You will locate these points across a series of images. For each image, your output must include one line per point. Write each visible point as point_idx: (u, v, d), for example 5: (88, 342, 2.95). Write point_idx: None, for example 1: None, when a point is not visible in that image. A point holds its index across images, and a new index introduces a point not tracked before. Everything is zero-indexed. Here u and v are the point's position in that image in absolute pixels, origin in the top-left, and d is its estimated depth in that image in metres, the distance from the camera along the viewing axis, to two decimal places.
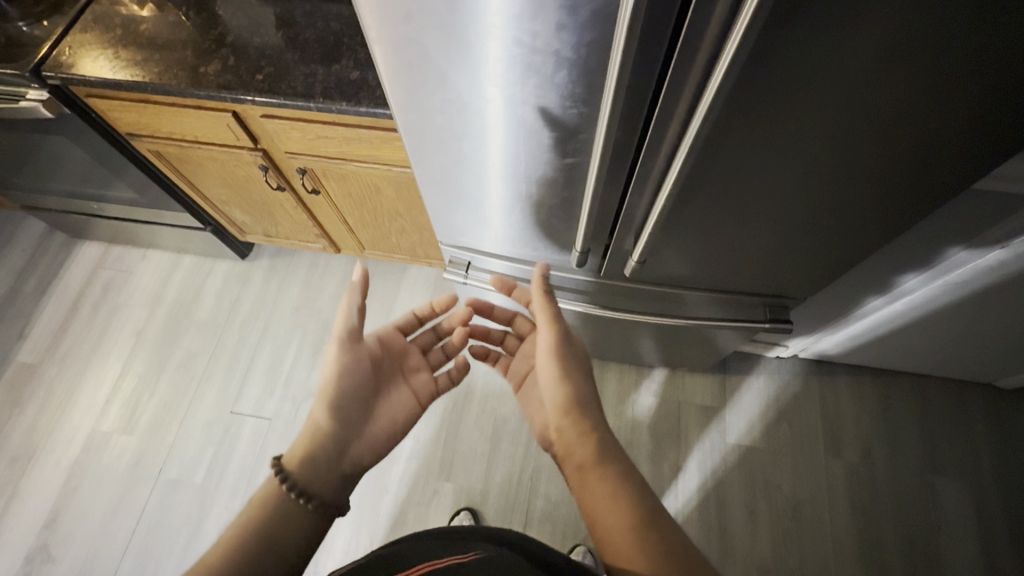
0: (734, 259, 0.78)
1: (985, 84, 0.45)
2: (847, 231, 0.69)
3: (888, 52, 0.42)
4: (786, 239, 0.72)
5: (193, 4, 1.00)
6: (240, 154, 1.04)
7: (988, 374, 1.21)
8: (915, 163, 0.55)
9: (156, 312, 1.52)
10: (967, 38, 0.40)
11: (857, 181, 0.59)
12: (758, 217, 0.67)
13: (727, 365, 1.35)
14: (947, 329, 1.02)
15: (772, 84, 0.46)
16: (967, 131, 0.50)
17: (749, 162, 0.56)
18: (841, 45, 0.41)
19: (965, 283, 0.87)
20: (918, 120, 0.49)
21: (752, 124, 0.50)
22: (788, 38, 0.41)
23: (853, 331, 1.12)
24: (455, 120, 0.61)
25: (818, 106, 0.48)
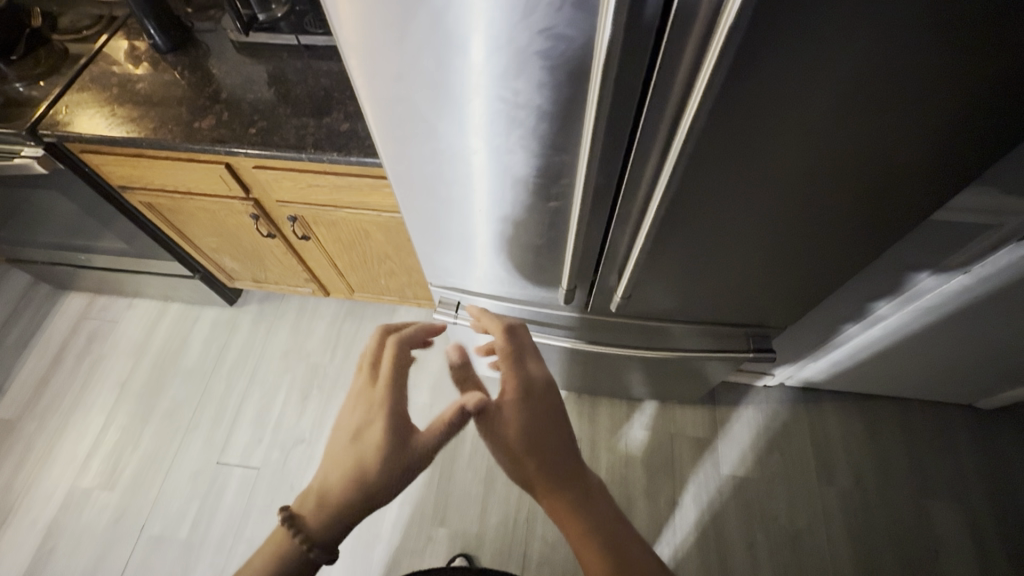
0: (714, 292, 0.81)
1: (934, 121, 0.49)
2: (821, 261, 0.73)
3: (843, 95, 0.46)
4: (764, 271, 0.75)
5: (187, 63, 1.05)
6: (231, 204, 1.07)
7: (968, 396, 1.25)
8: (878, 195, 0.59)
9: (141, 362, 1.49)
10: (907, 87, 0.45)
11: (832, 211, 0.62)
12: (734, 250, 0.70)
13: (716, 396, 1.37)
14: (924, 351, 1.05)
15: (735, 130, 0.50)
16: (920, 166, 0.55)
17: (723, 199, 0.60)
18: (793, 97, 0.46)
19: (935, 307, 0.91)
20: (876, 156, 0.53)
21: (720, 166, 0.54)
22: (745, 90, 0.45)
23: (836, 357, 1.15)
24: (443, 168, 0.64)
25: (781, 148, 0.52)
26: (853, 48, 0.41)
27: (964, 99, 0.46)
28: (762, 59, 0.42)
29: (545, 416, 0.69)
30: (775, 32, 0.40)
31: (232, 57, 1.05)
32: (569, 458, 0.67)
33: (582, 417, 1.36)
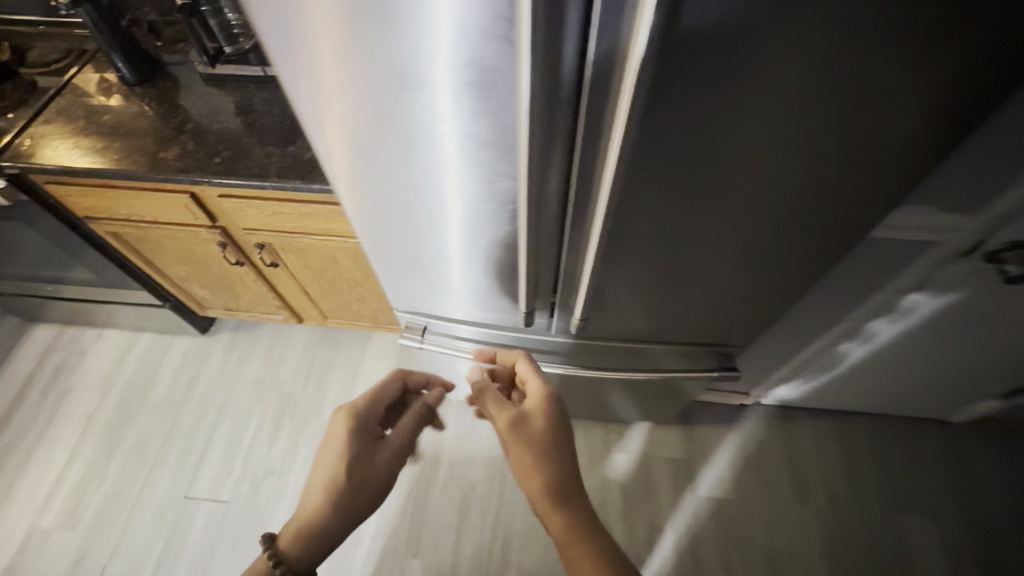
0: (675, 311, 0.82)
1: (858, 136, 0.50)
2: (775, 278, 0.74)
3: (767, 116, 0.47)
4: (721, 289, 0.76)
5: (156, 95, 1.06)
6: (198, 232, 1.07)
7: (940, 410, 1.25)
8: (821, 212, 0.61)
9: (109, 394, 1.46)
10: (832, 110, 0.47)
11: (778, 229, 0.64)
12: (689, 269, 0.71)
13: (692, 416, 1.36)
14: (890, 366, 1.06)
15: (668, 154, 0.51)
16: (856, 182, 0.57)
17: (666, 219, 0.61)
18: (724, 120, 0.48)
19: (894, 323, 0.92)
20: (814, 174, 0.55)
21: (662, 187, 0.56)
22: (669, 116, 0.47)
23: (806, 374, 1.15)
24: (396, 193, 0.65)
25: (720, 169, 0.54)
26: (770, 70, 0.43)
27: (887, 119, 0.48)
28: (678, 86, 0.44)
29: (545, 443, 0.68)
30: (685, 61, 0.42)
31: (201, 89, 1.07)
32: (573, 484, 0.67)
33: None
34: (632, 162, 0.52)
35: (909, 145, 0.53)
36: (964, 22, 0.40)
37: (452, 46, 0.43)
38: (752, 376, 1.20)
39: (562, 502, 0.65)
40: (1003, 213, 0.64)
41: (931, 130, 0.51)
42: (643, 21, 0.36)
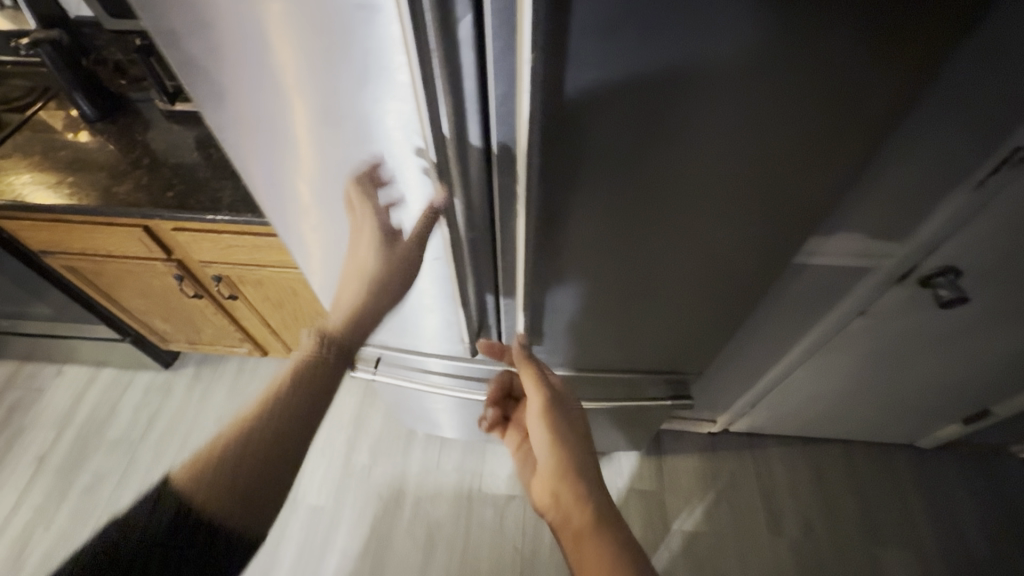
0: (624, 340, 0.82)
1: (766, 166, 0.52)
2: (718, 307, 0.74)
3: (671, 143, 0.48)
4: (666, 318, 0.77)
5: (117, 131, 1.07)
6: (154, 265, 1.06)
7: (907, 435, 1.25)
8: (751, 241, 0.62)
9: (65, 432, 1.42)
10: (737, 144, 0.49)
11: (711, 259, 0.65)
12: (631, 298, 0.72)
13: (663, 446, 1.34)
14: (851, 392, 1.06)
15: (583, 184, 0.53)
16: (780, 212, 0.58)
17: (592, 246, 0.62)
18: (632, 152, 0.49)
19: (849, 350, 0.92)
20: (733, 205, 0.56)
21: (586, 217, 0.57)
22: (578, 148, 0.49)
23: (770, 402, 1.14)
24: (327, 226, 0.65)
25: (640, 201, 0.55)
26: (664, 102, 0.44)
27: (794, 152, 0.50)
28: (579, 118, 0.45)
29: (579, 426, 0.72)
30: (575, 94, 0.43)
31: (161, 125, 1.08)
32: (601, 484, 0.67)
33: None
34: (545, 189, 0.53)
35: (818, 175, 0.54)
36: (842, 57, 0.42)
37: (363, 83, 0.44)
38: (717, 403, 1.19)
39: (591, 490, 0.64)
40: (927, 240, 0.65)
41: (836, 161, 0.52)
42: (525, 60, 0.37)
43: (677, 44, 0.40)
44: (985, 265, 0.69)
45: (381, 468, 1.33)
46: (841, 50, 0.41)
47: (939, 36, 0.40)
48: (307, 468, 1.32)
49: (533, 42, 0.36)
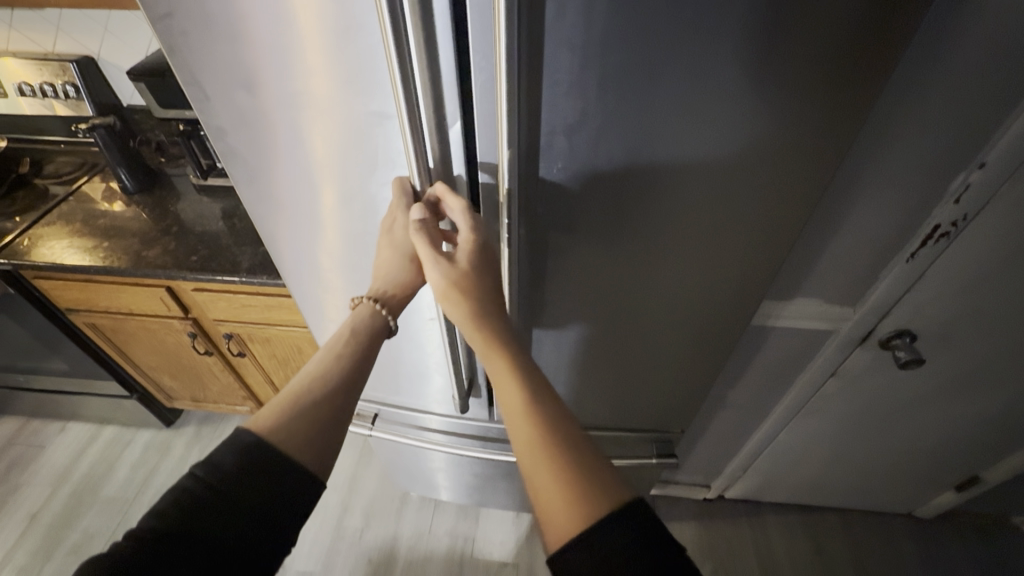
0: (609, 398, 0.86)
1: (722, 239, 0.59)
2: (695, 368, 0.79)
3: (636, 217, 0.56)
4: (647, 377, 0.81)
5: (152, 202, 1.19)
6: (171, 323, 1.13)
7: (904, 503, 1.23)
8: (718, 308, 0.69)
9: (60, 490, 1.42)
10: (692, 224, 0.57)
11: (682, 322, 0.71)
12: (612, 357, 0.77)
13: (658, 513, 1.32)
14: (838, 455, 1.08)
15: (561, 252, 0.60)
16: (740, 283, 0.65)
17: (570, 305, 0.68)
18: (602, 228, 0.57)
19: (830, 413, 0.95)
20: (697, 277, 0.64)
21: (566, 281, 0.64)
22: (555, 222, 0.57)
23: (761, 466, 1.15)
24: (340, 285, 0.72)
25: (612, 269, 0.63)
26: (625, 186, 0.53)
27: (743, 232, 0.58)
28: (553, 196, 0.54)
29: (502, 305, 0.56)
30: (546, 178, 0.52)
31: (192, 197, 1.20)
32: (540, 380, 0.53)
33: (522, 540, 1.29)
34: (523, 256, 0.60)
35: (773, 249, 0.60)
36: (774, 149, 0.49)
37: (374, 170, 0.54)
38: (710, 467, 1.20)
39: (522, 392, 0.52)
40: (876, 304, 0.72)
41: (786, 237, 0.58)
42: (501, 150, 0.47)
43: (632, 140, 0.49)
44: (937, 328, 0.74)
45: (372, 532, 1.31)
46: (769, 147, 0.49)
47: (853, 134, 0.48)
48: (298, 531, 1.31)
49: (507, 138, 0.45)
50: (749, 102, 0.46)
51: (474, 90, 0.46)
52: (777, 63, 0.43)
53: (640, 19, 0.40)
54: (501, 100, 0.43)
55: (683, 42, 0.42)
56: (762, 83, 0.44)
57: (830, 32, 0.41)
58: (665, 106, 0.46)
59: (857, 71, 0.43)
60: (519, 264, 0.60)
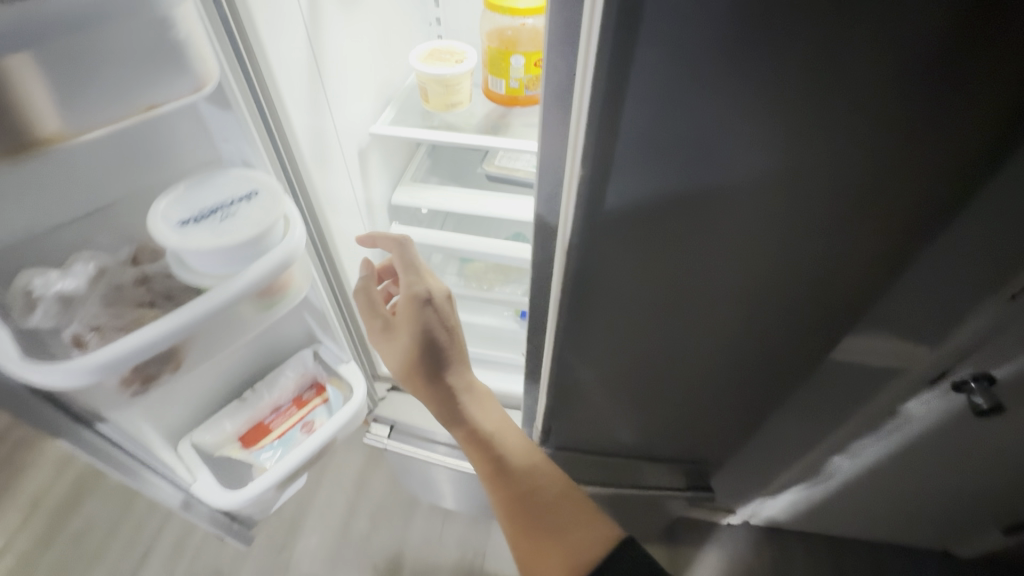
0: (653, 427, 0.78)
1: (777, 287, 0.50)
2: (740, 404, 0.71)
3: (676, 285, 0.52)
4: (685, 409, 0.74)
5: None
6: None
7: (938, 540, 1.17)
8: (765, 351, 0.61)
9: (60, 475, 1.38)
10: (740, 272, 0.49)
11: (722, 360, 0.63)
12: (653, 390, 0.70)
13: (677, 534, 1.27)
14: (878, 489, 1.01)
15: (601, 293, 0.53)
16: (793, 329, 0.56)
17: (612, 350, 0.62)
18: (644, 269, 0.49)
19: (880, 448, 0.88)
20: (742, 320, 0.56)
21: (603, 323, 0.57)
22: (603, 265, 0.49)
23: (793, 494, 1.08)
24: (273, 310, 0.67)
25: (647, 309, 0.55)
26: (672, 228, 0.45)
27: (800, 280, 0.49)
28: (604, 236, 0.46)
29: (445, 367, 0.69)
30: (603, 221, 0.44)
31: None
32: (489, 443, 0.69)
33: None
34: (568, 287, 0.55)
35: (818, 323, 0.56)
36: (854, 220, 0.42)
37: (32, 235, 0.47)
38: (737, 491, 1.13)
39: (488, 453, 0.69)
40: (957, 347, 0.64)
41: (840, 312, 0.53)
42: (572, 171, 0.41)
43: (686, 184, 0.40)
44: (1021, 374, 0.67)
45: (379, 538, 1.25)
46: (845, 193, 0.40)
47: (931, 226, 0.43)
48: (302, 532, 1.26)
49: (580, 163, 0.39)
50: (821, 189, 0.40)
51: (547, 78, 0.38)
52: (863, 155, 0.37)
53: (707, 64, 0.32)
54: (582, 117, 0.37)
55: (763, 126, 0.36)
56: (836, 177, 0.39)
57: (932, 128, 0.35)
58: (732, 183, 0.40)
59: (952, 166, 0.38)
60: (571, 292, 0.54)
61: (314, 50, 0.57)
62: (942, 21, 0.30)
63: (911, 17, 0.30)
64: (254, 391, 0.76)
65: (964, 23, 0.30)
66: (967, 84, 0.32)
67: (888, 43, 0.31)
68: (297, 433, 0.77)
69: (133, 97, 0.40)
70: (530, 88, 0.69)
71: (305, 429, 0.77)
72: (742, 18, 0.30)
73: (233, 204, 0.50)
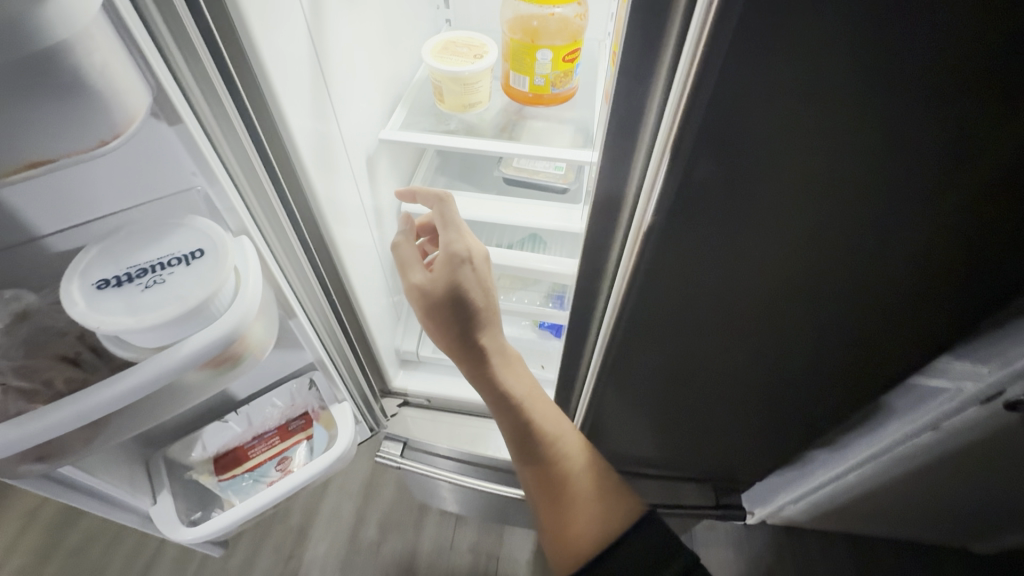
0: (687, 450, 0.73)
1: (833, 325, 0.44)
2: (786, 438, 0.65)
3: (715, 321, 0.46)
4: (723, 439, 0.68)
5: None
6: None
7: (959, 539, 1.15)
8: (812, 392, 0.54)
9: None
10: (793, 311, 0.43)
11: (763, 399, 0.57)
12: (695, 418, 0.64)
13: (694, 534, 1.25)
14: (906, 496, 0.98)
15: (647, 326, 0.47)
16: (845, 373, 0.50)
17: (629, 389, 0.60)
18: (687, 305, 0.44)
19: (917, 461, 0.84)
20: (789, 360, 0.50)
21: (642, 353, 0.52)
22: (656, 298, 0.44)
23: (817, 500, 1.05)
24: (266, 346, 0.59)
25: (684, 343, 0.50)
26: (723, 264, 0.39)
27: (860, 322, 0.43)
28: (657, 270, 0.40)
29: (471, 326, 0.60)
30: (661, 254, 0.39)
31: None
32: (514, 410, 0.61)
33: None
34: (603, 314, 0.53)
35: (873, 367, 0.49)
36: (925, 257, 0.36)
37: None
38: (759, 495, 1.10)
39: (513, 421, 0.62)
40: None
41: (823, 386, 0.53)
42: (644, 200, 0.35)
43: (746, 218, 0.34)
44: None
45: (390, 544, 1.23)
46: (925, 229, 0.33)
47: (926, 325, 0.42)
48: (312, 539, 1.23)
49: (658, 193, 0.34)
50: (814, 277, 0.39)
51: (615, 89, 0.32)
52: (858, 251, 0.36)
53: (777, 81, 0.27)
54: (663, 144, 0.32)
55: (772, 212, 0.34)
56: (910, 205, 0.32)
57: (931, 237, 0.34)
58: (735, 258, 0.39)
59: (961, 265, 0.36)
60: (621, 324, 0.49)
61: (321, 54, 0.47)
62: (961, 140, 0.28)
63: (932, 132, 0.28)
64: (236, 412, 0.61)
65: (981, 144, 0.28)
66: (971, 203, 0.31)
67: (907, 151, 0.29)
68: (271, 470, 0.61)
69: (11, 153, 0.28)
70: (556, 86, 0.62)
71: (280, 467, 0.61)
72: (781, 100, 0.28)
73: (170, 263, 0.36)
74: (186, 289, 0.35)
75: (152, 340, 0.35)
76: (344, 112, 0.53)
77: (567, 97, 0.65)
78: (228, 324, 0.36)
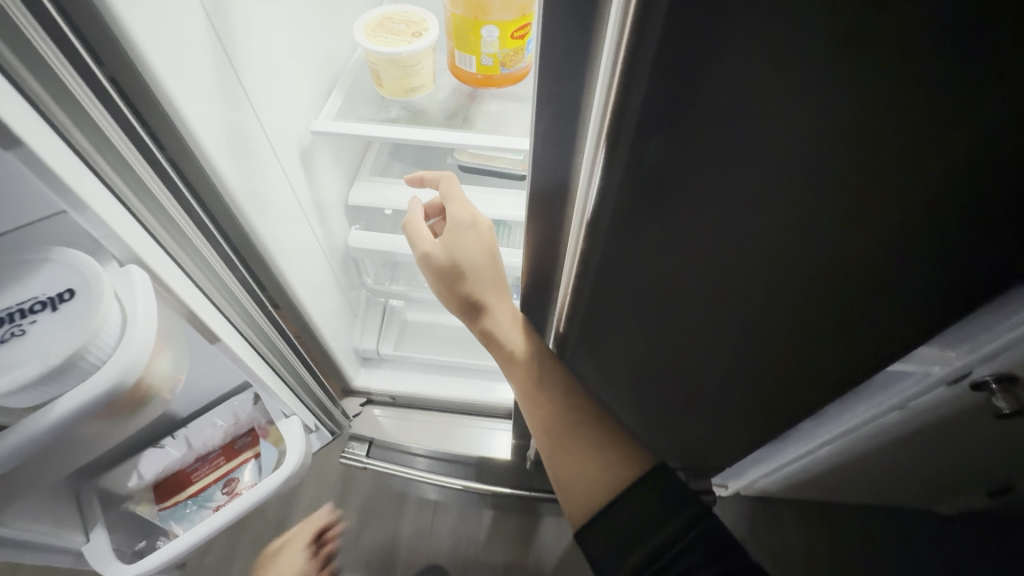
0: (660, 438, 0.72)
1: (786, 313, 0.41)
2: (757, 428, 0.63)
3: (665, 303, 0.43)
4: (694, 428, 0.67)
5: None
6: None
7: (927, 505, 1.17)
8: (772, 380, 0.52)
9: None
10: (741, 293, 0.40)
11: (725, 390, 0.55)
12: (665, 409, 0.62)
13: None
14: (877, 468, 0.98)
15: (609, 307, 0.45)
16: (802, 359, 0.47)
17: (590, 373, 0.59)
18: (642, 286, 0.41)
19: (889, 437, 0.83)
20: (748, 346, 0.47)
21: (604, 336, 0.50)
22: (614, 281, 0.41)
23: (790, 473, 1.06)
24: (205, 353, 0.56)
25: (640, 326, 0.47)
26: (663, 246, 0.36)
27: (810, 310, 0.40)
28: (610, 251, 0.37)
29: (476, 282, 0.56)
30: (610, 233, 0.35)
31: None
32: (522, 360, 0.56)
33: (530, 542, 1.20)
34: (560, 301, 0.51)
35: (835, 354, 0.46)
36: (889, 238, 0.32)
37: None
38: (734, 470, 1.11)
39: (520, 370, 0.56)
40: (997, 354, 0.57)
41: (785, 384, 0.52)
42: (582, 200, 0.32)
43: (686, 195, 0.31)
44: None
45: (368, 535, 1.20)
46: (881, 210, 0.30)
47: (885, 313, 0.39)
48: None
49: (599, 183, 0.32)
50: (766, 275, 0.38)
51: (552, 60, 0.28)
52: (812, 253, 0.34)
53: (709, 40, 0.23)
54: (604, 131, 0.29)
55: (716, 212, 0.32)
56: (870, 186, 0.29)
57: (887, 240, 0.32)
58: (684, 251, 0.36)
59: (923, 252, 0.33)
60: (577, 310, 0.47)
61: (230, 39, 0.42)
62: (916, 146, 0.26)
63: (902, 121, 0.25)
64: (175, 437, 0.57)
65: (954, 138, 0.25)
66: (936, 194, 0.28)
67: (866, 138, 0.26)
68: (216, 493, 0.58)
69: None
70: (507, 66, 0.56)
71: (227, 490, 0.58)
72: (718, 100, 0.25)
73: (35, 309, 0.32)
74: (53, 342, 0.32)
75: (27, 398, 0.32)
76: (266, 103, 0.48)
77: (519, 77, 0.60)
78: (115, 372, 0.33)
